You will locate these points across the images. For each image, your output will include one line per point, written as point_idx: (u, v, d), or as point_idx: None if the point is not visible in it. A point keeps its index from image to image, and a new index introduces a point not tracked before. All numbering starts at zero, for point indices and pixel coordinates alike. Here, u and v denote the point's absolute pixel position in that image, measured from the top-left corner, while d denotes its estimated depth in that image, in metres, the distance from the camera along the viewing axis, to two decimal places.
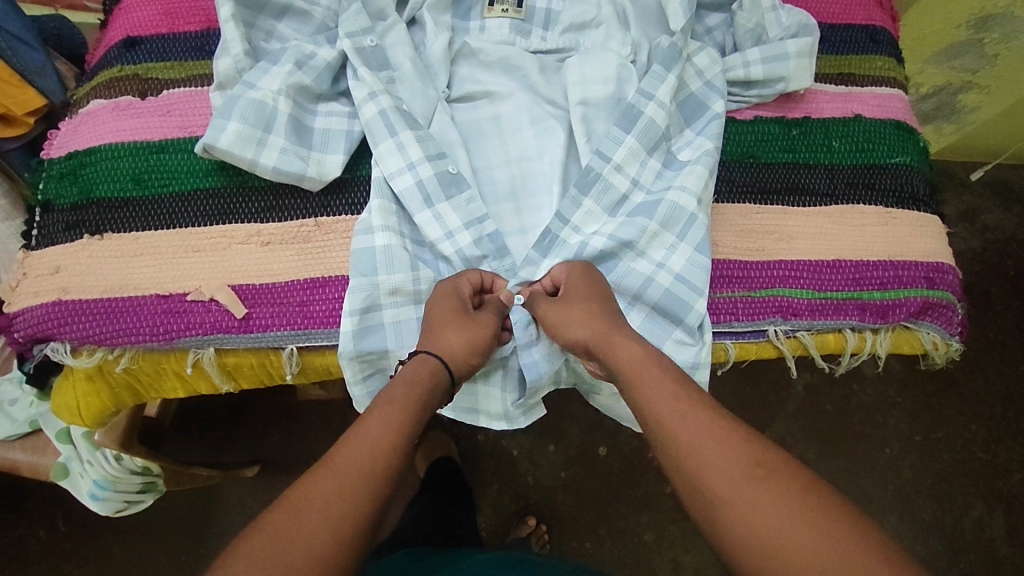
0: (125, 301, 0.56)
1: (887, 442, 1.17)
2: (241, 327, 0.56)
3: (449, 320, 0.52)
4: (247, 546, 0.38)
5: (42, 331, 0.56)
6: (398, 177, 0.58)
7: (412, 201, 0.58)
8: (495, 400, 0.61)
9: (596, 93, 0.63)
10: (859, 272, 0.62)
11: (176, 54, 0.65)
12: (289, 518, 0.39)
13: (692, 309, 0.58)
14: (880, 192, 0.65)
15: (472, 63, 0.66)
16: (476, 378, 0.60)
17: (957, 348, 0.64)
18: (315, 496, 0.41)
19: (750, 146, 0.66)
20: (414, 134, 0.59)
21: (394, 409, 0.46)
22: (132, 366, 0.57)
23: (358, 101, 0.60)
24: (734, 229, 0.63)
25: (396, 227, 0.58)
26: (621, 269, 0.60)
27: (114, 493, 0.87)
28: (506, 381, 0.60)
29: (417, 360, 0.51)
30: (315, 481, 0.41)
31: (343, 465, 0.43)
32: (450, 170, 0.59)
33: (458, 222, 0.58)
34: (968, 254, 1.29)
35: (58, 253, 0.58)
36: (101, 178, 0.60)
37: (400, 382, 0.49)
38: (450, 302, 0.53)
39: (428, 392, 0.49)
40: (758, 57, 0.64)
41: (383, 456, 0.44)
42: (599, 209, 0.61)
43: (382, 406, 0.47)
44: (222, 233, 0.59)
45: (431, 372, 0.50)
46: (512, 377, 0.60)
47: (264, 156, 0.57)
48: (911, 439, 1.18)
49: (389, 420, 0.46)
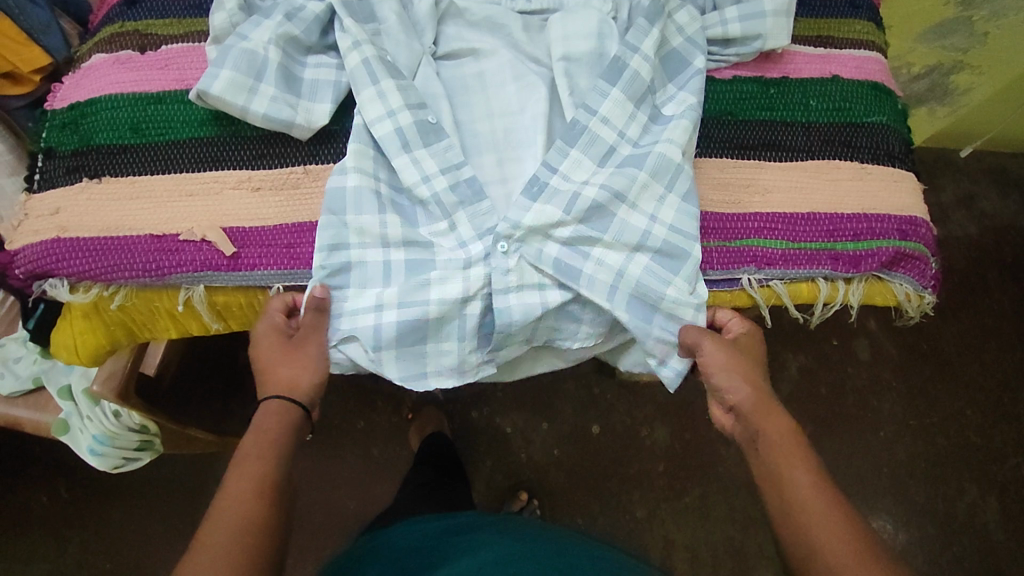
0: (120, 239, 0.58)
1: (882, 426, 1.18)
2: (230, 265, 0.58)
3: (272, 357, 0.57)
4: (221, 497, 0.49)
5: (40, 268, 0.58)
6: (377, 124, 0.60)
7: (391, 146, 0.60)
8: (448, 353, 0.60)
9: (578, 48, 0.65)
10: (834, 224, 0.63)
11: (174, 12, 0.67)
12: (234, 468, 0.51)
13: (693, 255, 0.60)
14: (856, 148, 0.67)
15: (459, 23, 0.68)
16: (428, 336, 0.59)
17: (930, 301, 0.65)
18: (248, 451, 0.52)
19: (728, 104, 0.67)
20: (395, 83, 0.61)
21: (253, 461, 0.52)
22: (127, 304, 0.60)
23: (343, 49, 0.62)
24: (711, 182, 0.65)
25: (370, 170, 0.60)
26: (618, 225, 0.60)
27: (113, 448, 0.89)
28: (461, 336, 0.60)
29: (262, 410, 0.56)
30: (247, 444, 0.53)
31: (228, 503, 0.49)
32: (429, 120, 0.61)
33: (436, 167, 0.60)
34: (965, 239, 1.30)
35: (57, 196, 0.61)
36: (101, 127, 0.63)
37: (250, 435, 0.54)
38: (273, 341, 0.57)
39: (284, 434, 0.55)
40: (735, 15, 0.66)
41: (255, 510, 0.48)
42: (585, 159, 0.62)
43: (245, 465, 0.51)
44: (214, 179, 0.61)
45: (281, 414, 0.55)
46: (470, 324, 0.60)
47: (254, 104, 0.59)
48: (905, 422, 1.18)
49: (255, 478, 0.50)
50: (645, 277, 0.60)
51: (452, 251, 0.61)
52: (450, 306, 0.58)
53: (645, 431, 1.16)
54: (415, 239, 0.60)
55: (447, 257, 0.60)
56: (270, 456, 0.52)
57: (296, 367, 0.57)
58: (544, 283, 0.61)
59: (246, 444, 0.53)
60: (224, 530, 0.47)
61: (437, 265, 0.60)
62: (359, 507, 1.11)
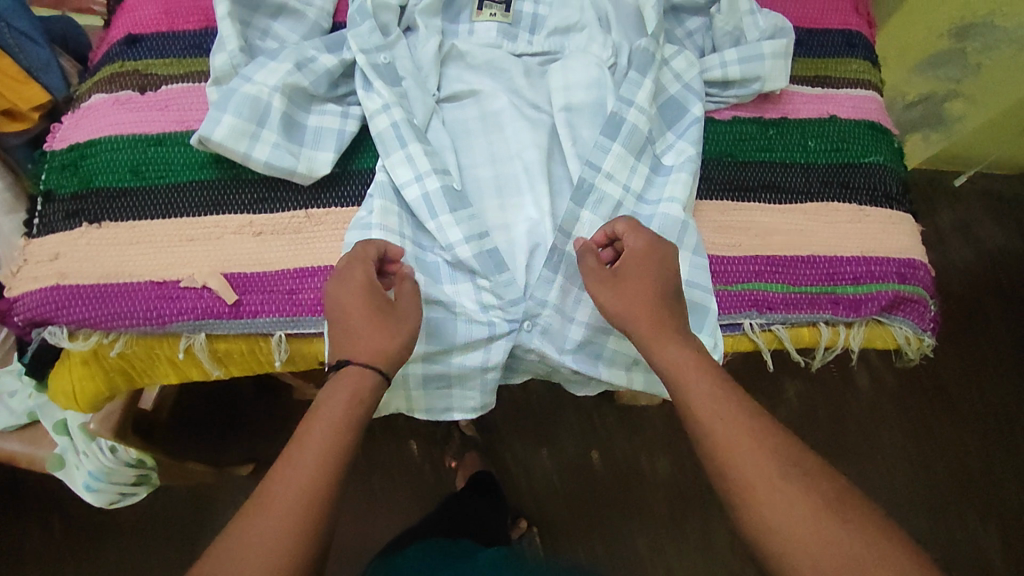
0: (121, 286, 0.57)
1: (880, 453, 1.18)
2: (232, 313, 0.57)
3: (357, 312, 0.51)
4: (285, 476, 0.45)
5: (39, 315, 0.57)
6: (407, 187, 0.60)
7: (421, 210, 0.60)
8: (464, 399, 0.62)
9: (578, 99, 0.65)
10: (833, 267, 0.64)
11: (174, 52, 0.67)
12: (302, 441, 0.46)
13: (710, 316, 0.60)
14: (855, 190, 0.67)
15: (460, 65, 0.68)
16: (453, 382, 0.61)
17: (929, 344, 0.65)
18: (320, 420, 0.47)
19: (728, 145, 0.68)
20: (422, 147, 0.61)
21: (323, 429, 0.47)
22: (126, 351, 0.58)
23: (371, 112, 0.61)
24: (714, 225, 0.65)
25: (394, 228, 0.59)
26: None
27: (108, 484, 0.88)
28: (484, 388, 0.61)
29: (350, 372, 0.50)
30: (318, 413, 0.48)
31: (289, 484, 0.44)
32: (455, 186, 0.61)
33: (460, 235, 0.60)
34: (962, 265, 1.31)
35: (56, 241, 0.60)
36: (102, 169, 0.62)
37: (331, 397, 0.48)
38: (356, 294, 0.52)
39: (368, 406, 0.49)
40: (734, 57, 0.66)
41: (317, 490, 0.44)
42: (598, 221, 0.62)
43: (317, 427, 0.47)
44: (216, 224, 0.61)
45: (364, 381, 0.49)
46: (492, 383, 0.61)
47: (256, 151, 0.59)
48: (903, 449, 1.19)
49: (324, 450, 0.46)
50: None
51: (474, 314, 0.60)
52: (470, 361, 0.60)
53: (645, 459, 1.16)
54: (437, 300, 0.59)
55: (467, 320, 0.59)
56: (344, 428, 0.47)
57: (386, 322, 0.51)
58: (561, 359, 0.60)
59: (320, 398, 0.48)
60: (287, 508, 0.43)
61: (458, 326, 0.59)
62: (359, 538, 1.09)
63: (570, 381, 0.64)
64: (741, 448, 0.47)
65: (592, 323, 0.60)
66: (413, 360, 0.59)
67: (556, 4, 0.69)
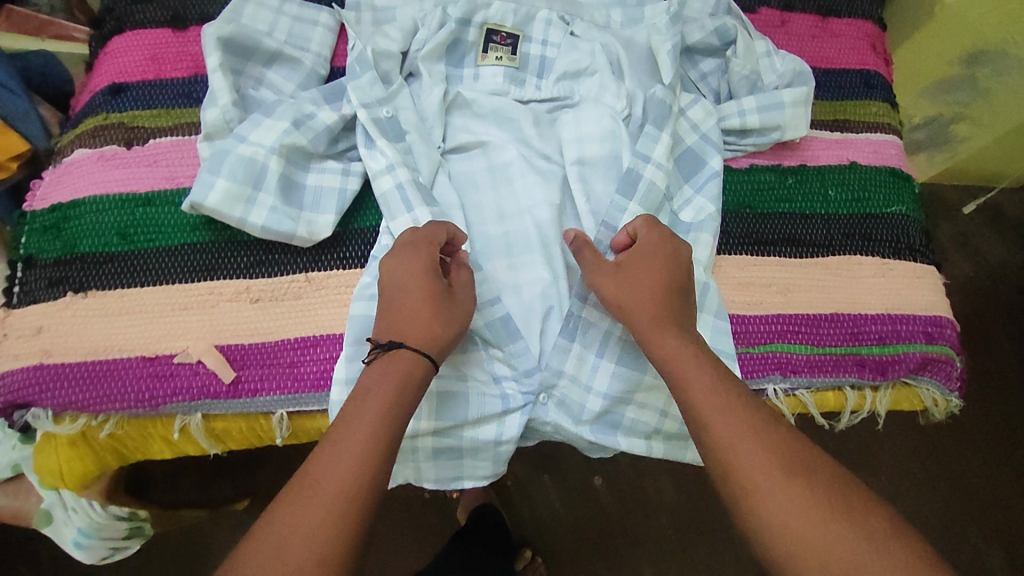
0: (110, 364, 0.54)
1: (911, 479, 1.04)
2: (230, 392, 0.54)
3: (408, 299, 0.50)
4: (340, 435, 0.44)
5: (22, 397, 0.53)
6: None
7: None
8: (473, 471, 0.58)
9: (592, 152, 0.62)
10: (858, 326, 0.61)
11: (162, 102, 0.62)
12: (356, 405, 0.46)
13: None
14: (878, 242, 0.64)
15: (465, 113, 0.64)
16: (464, 454, 0.58)
17: (956, 404, 0.63)
18: (374, 386, 0.46)
19: (746, 196, 0.65)
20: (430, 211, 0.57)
21: (378, 396, 0.46)
22: (117, 432, 0.55)
23: (375, 172, 0.58)
24: (733, 282, 0.62)
25: None
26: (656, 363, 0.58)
27: (99, 540, 0.82)
28: (496, 460, 0.58)
29: (394, 353, 0.48)
30: (374, 378, 0.47)
31: (343, 444, 0.44)
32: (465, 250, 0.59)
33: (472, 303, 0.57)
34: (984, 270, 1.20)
35: (40, 312, 0.56)
36: (85, 232, 0.58)
37: (378, 370, 0.48)
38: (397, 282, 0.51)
39: (418, 387, 0.48)
40: (753, 106, 0.63)
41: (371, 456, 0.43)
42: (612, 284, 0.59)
43: (375, 393, 0.46)
44: (210, 290, 0.57)
45: (410, 368, 0.48)
46: (505, 454, 0.58)
47: (252, 215, 0.55)
48: (939, 472, 1.05)
49: (381, 413, 0.45)
50: None
51: (487, 385, 0.57)
52: (485, 431, 0.57)
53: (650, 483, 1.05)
54: (448, 373, 0.56)
55: (481, 393, 0.57)
56: (398, 398, 0.46)
57: (430, 307, 0.50)
58: (578, 429, 0.58)
59: (371, 374, 0.47)
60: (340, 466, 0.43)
61: (472, 399, 0.56)
62: None
63: (585, 446, 0.61)
64: (798, 520, 0.41)
65: (611, 392, 0.58)
66: (422, 434, 0.56)
67: (565, 45, 0.65)
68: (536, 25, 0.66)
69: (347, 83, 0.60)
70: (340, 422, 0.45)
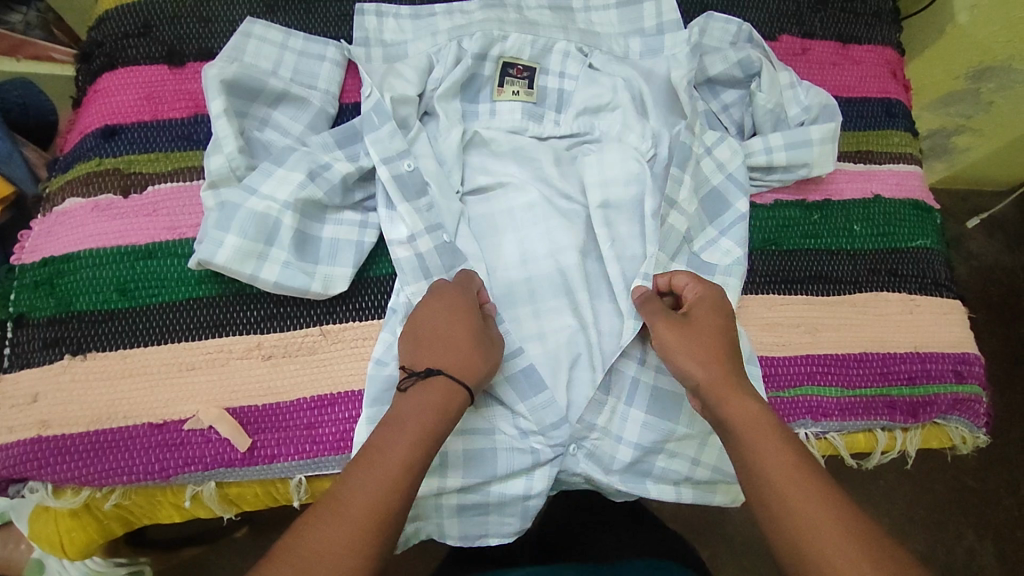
0: (116, 433, 0.51)
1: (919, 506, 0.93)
2: (244, 460, 0.52)
3: (450, 331, 0.49)
4: (369, 462, 0.42)
5: (22, 471, 0.50)
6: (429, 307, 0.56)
7: None
8: (497, 526, 0.56)
9: (616, 194, 0.60)
10: (887, 366, 0.60)
11: (160, 145, 0.59)
12: (388, 430, 0.44)
13: None
14: (904, 278, 0.63)
15: (483, 152, 0.62)
16: (489, 509, 0.55)
17: (984, 440, 0.62)
18: (406, 410, 0.45)
19: (772, 233, 0.63)
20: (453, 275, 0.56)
21: (412, 423, 0.44)
22: (124, 501, 0.52)
23: (394, 236, 0.56)
24: (760, 323, 0.60)
25: None
26: (687, 413, 0.56)
27: None
28: (522, 515, 0.56)
29: (430, 379, 0.46)
30: (408, 401, 0.45)
31: (370, 471, 0.41)
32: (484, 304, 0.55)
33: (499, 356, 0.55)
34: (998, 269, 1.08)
35: (35, 378, 0.52)
36: (82, 288, 0.55)
37: (411, 395, 0.46)
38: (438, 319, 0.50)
39: (451, 420, 0.46)
40: (781, 143, 0.62)
41: (398, 489, 0.41)
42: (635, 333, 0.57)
43: (410, 418, 0.44)
44: (218, 348, 0.54)
45: (447, 397, 0.45)
46: (533, 508, 0.56)
47: (264, 271, 0.52)
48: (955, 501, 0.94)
49: (416, 441, 0.43)
50: (720, 458, 0.56)
51: (514, 441, 0.55)
52: (513, 486, 0.55)
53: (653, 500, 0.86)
54: (474, 428, 0.54)
55: (509, 449, 0.54)
56: (433, 427, 0.44)
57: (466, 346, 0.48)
58: (609, 479, 0.56)
59: (405, 399, 0.45)
60: (366, 493, 0.40)
61: (500, 457, 0.54)
62: None
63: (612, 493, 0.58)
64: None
65: (643, 444, 0.55)
66: (447, 491, 0.53)
67: (584, 78, 0.63)
68: (554, 57, 0.63)
69: (364, 132, 0.57)
70: (370, 447, 0.43)
